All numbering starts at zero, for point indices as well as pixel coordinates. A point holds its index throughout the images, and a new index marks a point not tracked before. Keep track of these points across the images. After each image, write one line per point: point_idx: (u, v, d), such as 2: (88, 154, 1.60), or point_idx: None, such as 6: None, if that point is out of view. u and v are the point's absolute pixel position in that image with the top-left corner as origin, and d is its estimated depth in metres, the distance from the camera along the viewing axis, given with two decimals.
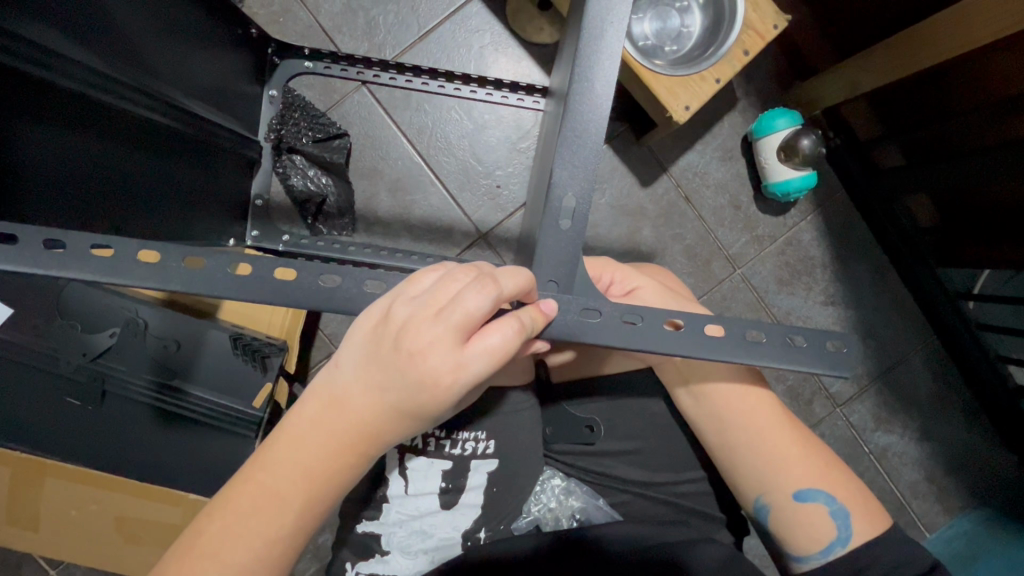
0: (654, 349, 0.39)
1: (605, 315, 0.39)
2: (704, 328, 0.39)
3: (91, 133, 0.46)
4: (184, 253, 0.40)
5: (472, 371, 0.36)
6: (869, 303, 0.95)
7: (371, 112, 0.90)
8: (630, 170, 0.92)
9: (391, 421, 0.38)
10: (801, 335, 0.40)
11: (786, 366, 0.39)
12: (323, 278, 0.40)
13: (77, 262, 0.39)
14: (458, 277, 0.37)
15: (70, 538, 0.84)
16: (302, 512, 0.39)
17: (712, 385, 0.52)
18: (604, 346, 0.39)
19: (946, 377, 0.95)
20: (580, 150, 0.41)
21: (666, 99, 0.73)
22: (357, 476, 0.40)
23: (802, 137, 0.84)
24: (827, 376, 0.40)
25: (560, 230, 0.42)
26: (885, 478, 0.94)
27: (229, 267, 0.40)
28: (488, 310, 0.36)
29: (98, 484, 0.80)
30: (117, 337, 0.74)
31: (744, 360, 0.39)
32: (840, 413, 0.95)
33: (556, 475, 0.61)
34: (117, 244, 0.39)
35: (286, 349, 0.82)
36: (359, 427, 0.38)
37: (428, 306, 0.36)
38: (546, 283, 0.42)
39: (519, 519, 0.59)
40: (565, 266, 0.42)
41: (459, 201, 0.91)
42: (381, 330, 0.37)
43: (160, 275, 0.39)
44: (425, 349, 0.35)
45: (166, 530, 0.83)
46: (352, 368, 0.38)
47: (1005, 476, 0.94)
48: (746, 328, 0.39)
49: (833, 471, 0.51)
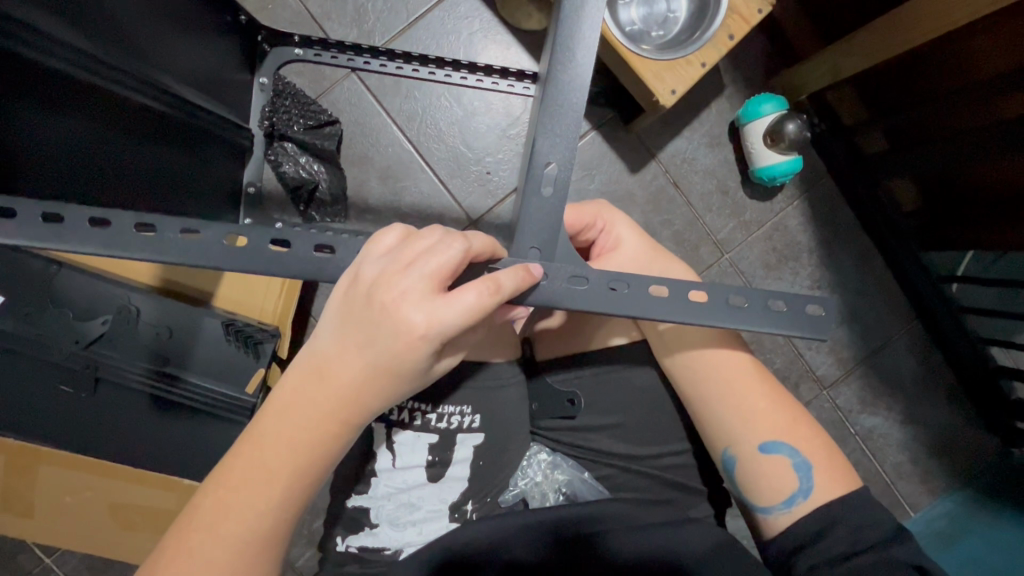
0: (642, 314, 0.39)
1: (593, 283, 0.40)
2: (688, 294, 0.40)
3: (84, 114, 0.47)
4: (182, 224, 0.40)
5: (446, 320, 0.36)
6: (854, 287, 0.96)
7: (361, 98, 0.90)
8: (618, 156, 0.92)
9: (367, 380, 0.39)
10: (783, 300, 0.41)
11: (769, 330, 0.40)
12: (317, 250, 0.41)
13: (75, 235, 0.39)
14: (427, 235, 0.39)
15: (64, 526, 0.85)
16: (291, 482, 0.40)
17: (694, 355, 0.54)
18: (589, 312, 0.40)
19: (929, 358, 0.97)
20: (563, 120, 0.42)
21: (653, 83, 0.74)
22: (341, 442, 0.41)
23: (786, 123, 0.85)
24: (810, 339, 0.41)
25: (542, 199, 0.42)
26: (870, 458, 0.96)
27: (225, 239, 0.40)
28: (458, 262, 0.37)
29: (93, 470, 0.81)
30: (109, 324, 0.76)
31: (725, 323, 0.40)
32: (827, 396, 0.97)
33: (543, 450, 0.62)
34: (115, 217, 0.39)
35: (278, 335, 0.85)
36: (336, 391, 0.39)
37: (399, 261, 0.38)
38: (529, 251, 0.42)
39: (507, 492, 0.59)
40: (547, 234, 0.42)
41: (449, 187, 0.91)
42: (352, 290, 0.38)
43: (157, 247, 0.39)
44: (397, 299, 0.37)
45: (161, 515, 0.84)
46: (328, 332, 0.39)
47: (987, 456, 0.97)
48: (730, 293, 0.40)
49: (799, 427, 0.52)
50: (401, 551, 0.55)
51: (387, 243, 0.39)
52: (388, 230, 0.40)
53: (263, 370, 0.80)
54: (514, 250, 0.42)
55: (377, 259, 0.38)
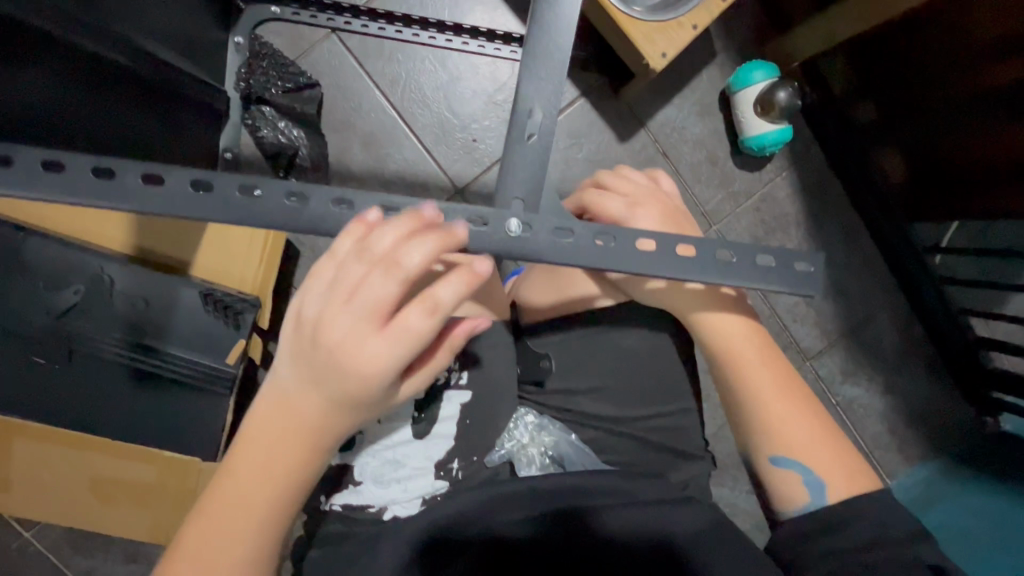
0: (624, 267, 0.38)
1: (578, 236, 0.39)
2: (675, 248, 0.39)
3: (45, 67, 0.44)
4: (144, 169, 0.37)
5: (394, 349, 0.37)
6: (840, 259, 0.97)
7: (342, 61, 0.87)
8: (607, 125, 0.91)
9: (327, 408, 0.40)
10: (772, 256, 0.40)
11: (760, 287, 0.40)
12: (288, 199, 0.39)
13: (27, 179, 0.36)
14: (355, 263, 0.37)
15: (42, 500, 0.83)
16: (267, 513, 0.41)
17: (704, 318, 0.53)
18: (581, 265, 0.38)
19: (911, 331, 0.98)
20: (549, 65, 0.42)
21: (643, 47, 0.72)
22: (310, 471, 0.42)
23: (778, 90, 0.83)
24: (794, 297, 0.40)
25: (528, 145, 0.42)
26: (850, 428, 0.98)
27: (190, 184, 0.38)
28: (400, 292, 0.37)
29: (71, 444, 0.79)
30: (82, 294, 0.75)
31: (713, 279, 0.39)
32: (810, 367, 0.98)
33: (530, 412, 0.61)
34: (71, 162, 0.36)
35: (259, 305, 0.83)
36: (297, 426, 0.40)
37: (338, 296, 0.37)
38: (513, 203, 0.41)
39: (493, 453, 0.58)
40: (532, 185, 0.41)
41: (435, 154, 0.89)
42: (298, 328, 0.39)
43: (120, 192, 0.37)
44: (341, 336, 0.37)
45: (142, 488, 0.83)
46: (282, 368, 0.40)
47: (963, 425, 0.99)
48: (717, 249, 0.39)
49: (821, 440, 0.51)
50: (387, 508, 0.54)
51: (325, 275, 0.38)
52: (323, 257, 0.38)
53: (242, 342, 0.79)
54: (499, 199, 0.41)
55: (318, 296, 0.38)
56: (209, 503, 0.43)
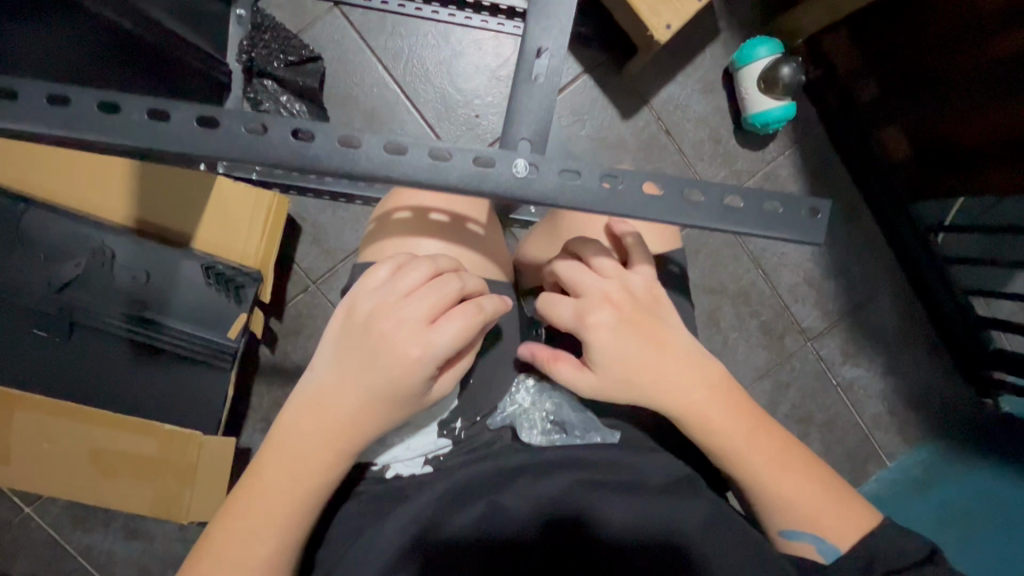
0: (631, 212, 0.37)
1: (586, 177, 0.37)
2: (681, 191, 0.38)
3: None
4: (149, 103, 0.35)
5: (440, 344, 0.45)
6: (842, 239, 0.97)
7: (344, 35, 0.86)
8: (610, 101, 0.90)
9: (368, 406, 0.46)
10: (780, 201, 0.38)
11: (768, 233, 0.38)
12: (299, 134, 0.36)
13: (25, 112, 0.34)
14: (411, 270, 0.48)
15: (42, 472, 0.81)
16: (301, 501, 0.46)
17: (667, 388, 0.50)
18: (585, 210, 0.37)
19: (912, 312, 0.98)
20: (558, 9, 0.45)
21: (648, 17, 0.72)
22: (338, 469, 0.47)
23: (782, 65, 0.83)
24: (802, 245, 0.39)
25: (535, 85, 0.44)
26: (850, 409, 0.98)
27: (197, 120, 0.35)
28: (452, 296, 0.47)
29: (71, 416, 0.77)
30: (83, 267, 0.75)
31: (723, 225, 0.37)
32: (811, 347, 0.98)
33: (530, 377, 0.58)
34: (73, 95, 0.35)
35: (262, 279, 0.82)
36: (334, 422, 0.46)
37: (394, 294, 0.47)
38: (520, 141, 0.43)
39: (494, 415, 0.55)
40: (540, 126, 0.44)
41: (437, 130, 0.88)
42: (351, 320, 0.47)
43: (122, 126, 0.35)
44: (393, 328, 0.46)
45: (144, 462, 0.81)
46: (331, 362, 0.47)
47: (963, 407, 0.99)
48: (726, 192, 0.38)
49: (817, 480, 0.50)
50: (389, 465, 0.53)
51: (379, 276, 0.48)
52: (382, 264, 0.49)
53: (245, 315, 0.79)
54: (507, 135, 0.43)
55: (371, 295, 0.47)
56: (242, 493, 0.46)
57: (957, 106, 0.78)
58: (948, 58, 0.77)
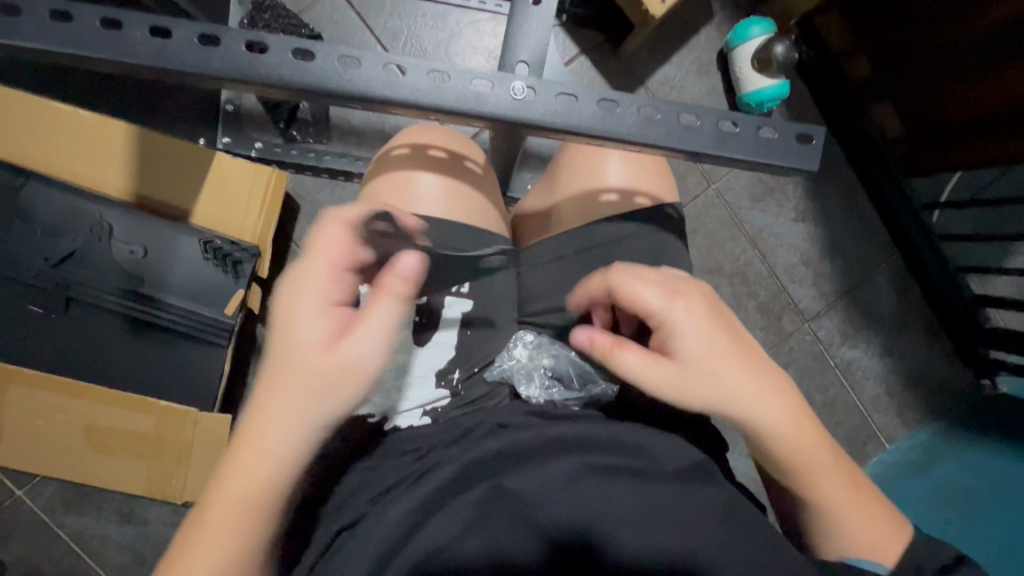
0: (627, 136, 0.39)
1: (584, 100, 0.39)
2: (680, 117, 0.40)
3: None
4: (149, 20, 0.37)
5: (311, 271, 0.42)
6: (837, 220, 0.98)
7: (343, 15, 0.88)
8: (606, 82, 0.92)
9: (271, 365, 0.41)
10: (772, 127, 0.41)
11: (763, 158, 0.41)
12: (296, 52, 0.38)
13: (36, 30, 0.36)
14: None
15: (33, 449, 0.79)
16: (232, 505, 0.39)
17: (741, 373, 0.47)
18: (584, 132, 0.39)
19: (908, 294, 0.99)
20: None
21: None
22: (261, 454, 0.40)
23: (775, 44, 0.85)
24: (796, 172, 0.41)
25: (535, 10, 0.49)
26: (849, 391, 0.98)
27: (198, 38, 0.37)
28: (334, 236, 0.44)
29: (66, 392, 0.76)
30: (81, 241, 0.75)
31: (720, 150, 0.40)
32: (808, 328, 0.98)
33: (528, 332, 0.58)
34: (81, 14, 0.37)
35: (259, 256, 0.82)
36: (254, 431, 0.40)
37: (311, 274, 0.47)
38: (519, 64, 0.48)
39: (491, 368, 0.56)
40: (537, 47, 0.48)
41: None
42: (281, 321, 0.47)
43: (126, 47, 0.37)
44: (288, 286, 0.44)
45: (137, 439, 0.80)
46: None
47: (961, 390, 0.99)
48: (720, 118, 0.40)
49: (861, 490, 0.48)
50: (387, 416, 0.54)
51: None
52: None
53: (241, 292, 0.79)
54: (505, 59, 0.48)
55: None
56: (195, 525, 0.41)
57: (941, 80, 0.80)
58: (934, 33, 0.79)
